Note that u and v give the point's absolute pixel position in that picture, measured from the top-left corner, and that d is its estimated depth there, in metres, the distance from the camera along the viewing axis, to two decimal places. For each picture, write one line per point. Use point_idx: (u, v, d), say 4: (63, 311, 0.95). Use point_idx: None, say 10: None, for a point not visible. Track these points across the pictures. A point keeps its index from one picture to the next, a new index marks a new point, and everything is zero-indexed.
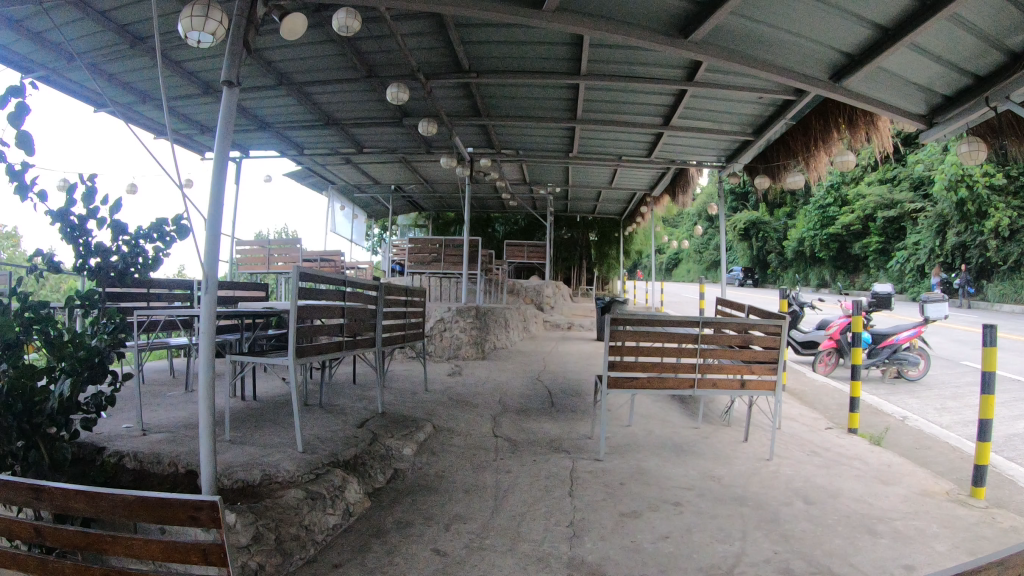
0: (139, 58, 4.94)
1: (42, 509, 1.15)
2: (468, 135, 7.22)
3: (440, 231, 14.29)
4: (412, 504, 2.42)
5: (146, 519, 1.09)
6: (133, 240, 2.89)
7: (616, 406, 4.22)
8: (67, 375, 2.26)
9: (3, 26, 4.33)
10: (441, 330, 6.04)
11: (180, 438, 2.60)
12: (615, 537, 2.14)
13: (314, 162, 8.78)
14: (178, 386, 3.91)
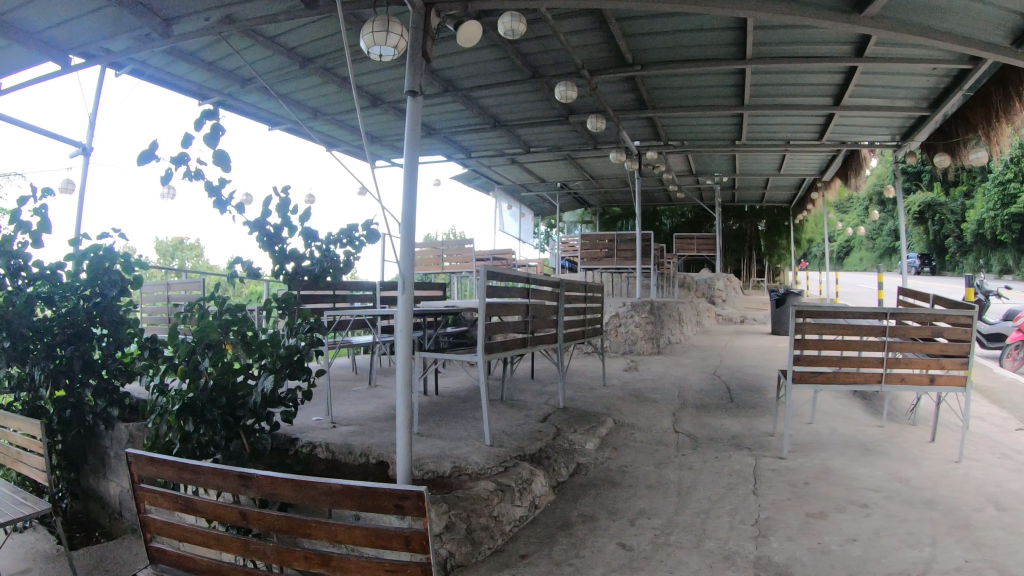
0: (312, 77, 5.25)
1: (250, 494, 1.28)
2: (635, 128, 7.17)
3: (606, 226, 14.27)
4: (596, 498, 2.43)
5: (350, 505, 1.18)
6: (326, 245, 2.75)
7: (798, 402, 4.05)
8: (267, 374, 2.36)
9: (180, 58, 4.72)
10: (616, 325, 6.10)
11: (370, 429, 2.74)
12: (800, 538, 2.05)
13: (482, 164, 9.01)
14: (368, 381, 4.12)
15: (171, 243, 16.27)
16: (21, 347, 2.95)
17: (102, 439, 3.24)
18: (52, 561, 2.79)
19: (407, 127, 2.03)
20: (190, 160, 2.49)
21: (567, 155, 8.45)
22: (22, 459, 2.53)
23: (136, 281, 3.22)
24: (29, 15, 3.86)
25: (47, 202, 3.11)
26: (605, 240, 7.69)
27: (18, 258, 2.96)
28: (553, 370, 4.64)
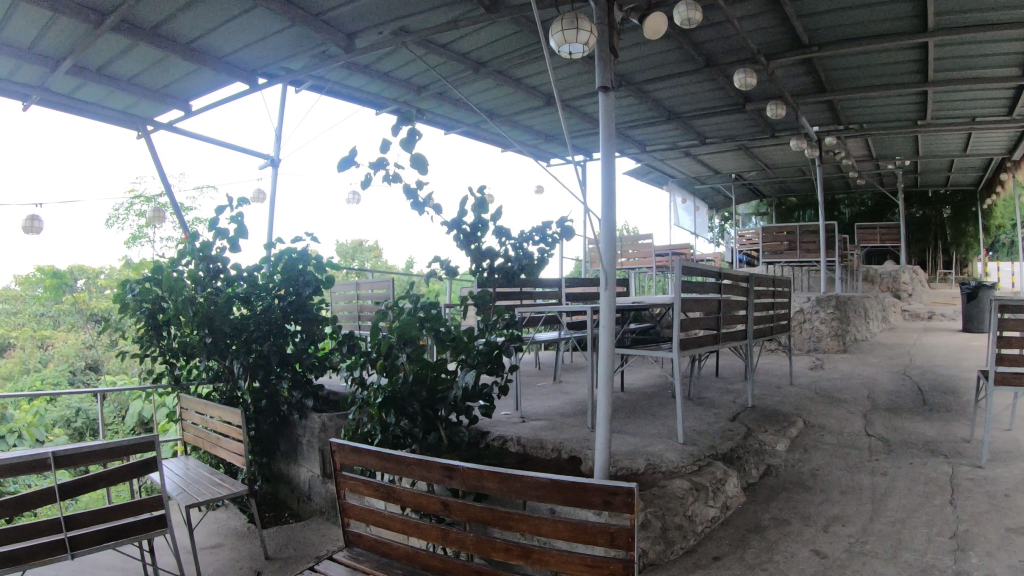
0: (477, 80, 5.38)
1: (455, 485, 1.32)
2: (813, 112, 6.86)
3: (781, 218, 13.72)
4: (788, 502, 2.34)
5: (557, 499, 1.18)
6: (518, 243, 2.89)
7: (1002, 405, 3.74)
8: (468, 366, 2.43)
9: (358, 71, 4.97)
10: (801, 322, 5.96)
11: (559, 425, 2.78)
12: (1003, 554, 1.89)
13: (654, 158, 8.91)
14: (553, 377, 4.17)
15: (349, 244, 17.09)
16: (222, 343, 3.26)
17: (294, 427, 3.43)
18: (240, 539, 3.00)
19: (602, 126, 2.01)
20: (389, 164, 2.47)
21: (740, 145, 8.21)
22: (221, 442, 2.77)
23: (326, 280, 3.47)
24: (226, 38, 4.18)
25: (243, 211, 3.38)
26: (786, 232, 7.44)
27: (215, 263, 3.26)
28: (736, 368, 4.52)
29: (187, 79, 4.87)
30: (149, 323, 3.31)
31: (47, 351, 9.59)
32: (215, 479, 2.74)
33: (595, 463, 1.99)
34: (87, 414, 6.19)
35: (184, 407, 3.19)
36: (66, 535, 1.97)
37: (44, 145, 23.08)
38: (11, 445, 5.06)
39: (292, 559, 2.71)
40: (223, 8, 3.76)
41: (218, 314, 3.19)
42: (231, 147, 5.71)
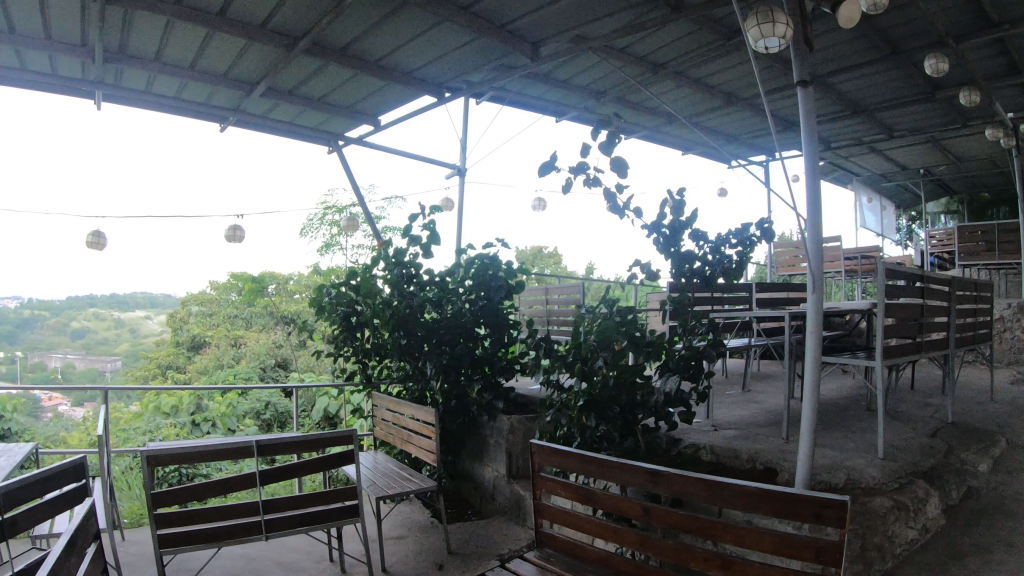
0: (649, 85, 5.33)
1: (658, 491, 1.39)
2: (1010, 96, 6.34)
3: (976, 215, 12.70)
4: (991, 528, 2.17)
5: (763, 509, 1.23)
6: (717, 247, 2.62)
7: None
8: (669, 372, 2.40)
9: (537, 79, 5.05)
10: (1000, 332, 5.55)
11: (752, 435, 2.72)
12: None
13: (834, 155, 8.53)
14: (738, 386, 4.06)
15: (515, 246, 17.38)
16: (416, 345, 3.58)
17: (481, 427, 3.51)
18: (423, 533, 3.14)
19: (802, 126, 1.94)
20: (590, 166, 2.46)
21: (928, 137, 7.69)
22: (411, 439, 2.99)
23: (516, 285, 3.51)
24: (410, 55, 4.36)
25: (435, 217, 3.65)
26: (981, 232, 7.10)
27: (409, 268, 3.61)
28: (935, 379, 4.23)
29: (370, 97, 5.12)
30: (342, 325, 3.80)
31: (242, 349, 10.84)
32: (404, 473, 2.93)
33: (797, 475, 1.99)
34: (274, 406, 6.59)
35: (378, 406, 3.46)
36: (264, 518, 2.18)
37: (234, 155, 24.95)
38: (208, 431, 5.53)
39: (474, 556, 2.80)
40: (411, 25, 3.92)
41: (411, 316, 3.53)
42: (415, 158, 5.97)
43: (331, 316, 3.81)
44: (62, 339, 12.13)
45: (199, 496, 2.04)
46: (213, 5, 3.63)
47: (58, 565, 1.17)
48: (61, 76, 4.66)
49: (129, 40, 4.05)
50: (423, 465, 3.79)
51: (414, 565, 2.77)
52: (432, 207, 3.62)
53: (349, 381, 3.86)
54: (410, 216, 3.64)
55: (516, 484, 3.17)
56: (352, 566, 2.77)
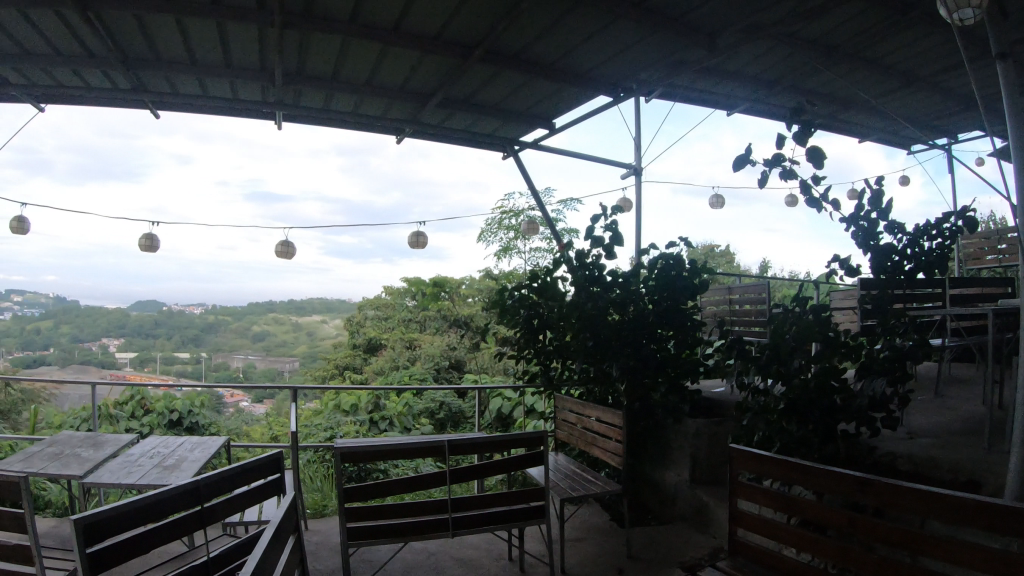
0: (824, 74, 5.11)
1: (875, 501, 1.63)
2: None
3: None
4: None
5: (974, 523, 1.42)
6: (916, 239, 2.74)
7: None
8: (873, 375, 2.52)
9: (703, 72, 4.94)
10: None
11: (954, 443, 2.57)
12: None
13: None
14: (929, 390, 3.82)
15: None
16: (604, 346, 3.65)
17: (666, 431, 3.65)
18: (602, 536, 3.34)
19: (1006, 105, 1.89)
20: (785, 158, 2.68)
21: None
22: (596, 441, 3.21)
23: (701, 285, 3.60)
24: (579, 59, 4.40)
25: (617, 219, 3.77)
26: None
27: (593, 269, 3.70)
28: None
29: (538, 104, 5.21)
30: (524, 327, 3.84)
31: (416, 350, 11.29)
32: (591, 475, 3.19)
33: (1005, 484, 1.84)
34: (448, 406, 6.78)
35: (560, 407, 3.70)
36: (450, 517, 2.46)
37: (397, 163, 25.87)
38: (385, 429, 5.79)
39: (655, 562, 2.94)
40: (580, 28, 3.95)
41: (596, 316, 3.61)
42: (586, 159, 6.01)
43: (514, 319, 3.86)
44: (246, 341, 13.03)
45: (390, 493, 2.34)
46: (388, 22, 3.81)
47: (266, 556, 1.25)
48: (246, 99, 5.01)
49: (311, 60, 4.31)
50: (604, 466, 3.97)
51: (595, 566, 2.95)
52: (614, 208, 3.75)
53: (531, 382, 3.95)
54: (592, 218, 3.77)
55: (699, 489, 3.30)
56: (530, 564, 2.94)
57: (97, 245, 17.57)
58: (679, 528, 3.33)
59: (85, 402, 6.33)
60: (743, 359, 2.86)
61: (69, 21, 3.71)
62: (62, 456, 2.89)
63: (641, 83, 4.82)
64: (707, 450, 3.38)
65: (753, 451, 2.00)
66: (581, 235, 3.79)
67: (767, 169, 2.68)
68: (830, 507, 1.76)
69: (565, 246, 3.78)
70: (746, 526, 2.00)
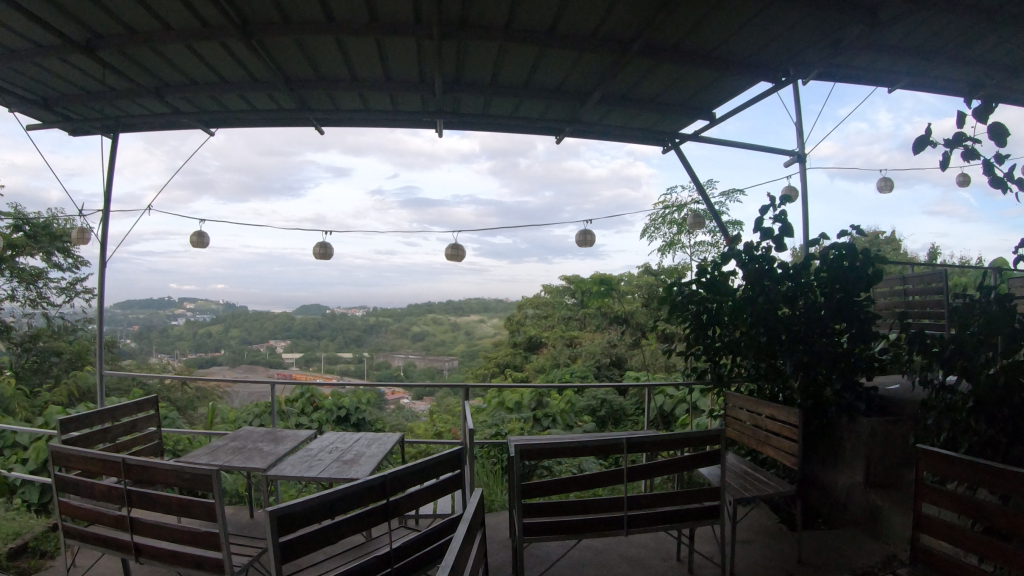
0: (1006, 44, 4.72)
1: None
2: None
3: None
4: None
5: None
6: None
7: None
8: None
9: (867, 50, 4.70)
10: None
11: None
12: None
13: None
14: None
15: None
16: (775, 342, 3.56)
17: (838, 430, 3.50)
18: (772, 539, 3.24)
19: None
20: (967, 137, 2.63)
21: None
22: (769, 440, 3.12)
23: (876, 275, 3.40)
24: (734, 45, 4.27)
25: (787, 208, 3.63)
26: None
27: (763, 263, 3.61)
28: None
29: (693, 95, 5.12)
30: (693, 323, 3.82)
31: (577, 348, 11.70)
32: (761, 475, 3.11)
33: None
34: (608, 403, 6.80)
35: (729, 404, 3.64)
36: (626, 514, 2.46)
37: (546, 163, 26.18)
38: (548, 427, 5.86)
39: (830, 569, 2.82)
40: (736, 13, 3.83)
41: (767, 311, 3.52)
42: (747, 147, 5.84)
43: (682, 315, 3.84)
44: (404, 340, 13.52)
45: (563, 489, 2.39)
46: (540, 25, 3.87)
47: (461, 550, 1.32)
48: (403, 110, 5.22)
49: (466, 68, 4.44)
50: (775, 466, 3.87)
51: (767, 569, 2.88)
52: (783, 197, 3.60)
53: (700, 379, 3.96)
54: (760, 209, 3.66)
55: (873, 493, 3.16)
56: (700, 565, 2.91)
57: (265, 254, 18.69)
58: (854, 534, 3.20)
59: (259, 400, 6.77)
60: (924, 354, 2.74)
61: (240, 46, 3.99)
62: (245, 449, 3.13)
63: (801, 66, 4.62)
64: (883, 452, 3.22)
65: (938, 451, 1.89)
66: (749, 227, 3.71)
67: (946, 149, 2.66)
68: (1018, 515, 1.64)
69: (734, 238, 3.72)
70: (928, 531, 1.90)
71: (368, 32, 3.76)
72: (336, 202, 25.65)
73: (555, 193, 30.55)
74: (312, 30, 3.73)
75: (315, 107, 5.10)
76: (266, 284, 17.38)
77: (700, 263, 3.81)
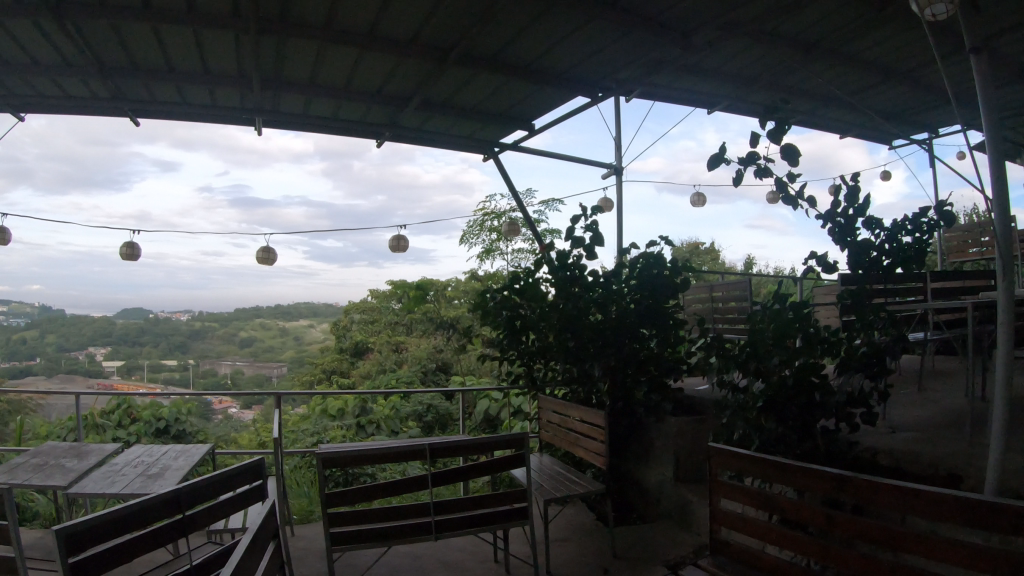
0: (803, 73, 5.13)
1: (843, 494, 1.65)
2: None
3: None
4: None
5: (960, 515, 1.40)
6: (892, 233, 2.77)
7: None
8: (851, 371, 2.56)
9: (683, 71, 4.99)
10: None
11: (931, 438, 2.80)
12: None
13: (1009, 126, 7.97)
14: (912, 384, 4.16)
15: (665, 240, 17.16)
16: (582, 348, 3.71)
17: (647, 429, 3.67)
18: (585, 536, 3.35)
19: (978, 92, 2.03)
20: (760, 157, 2.77)
21: None
22: (579, 441, 3.23)
23: (682, 284, 3.62)
24: (554, 59, 4.40)
25: (598, 219, 3.78)
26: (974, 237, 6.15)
27: (573, 270, 3.73)
28: None
29: (516, 106, 5.23)
30: (506, 329, 3.87)
31: (402, 353, 11.66)
32: (573, 476, 3.20)
33: (987, 480, 1.96)
34: (435, 408, 6.82)
35: (544, 408, 3.72)
36: (433, 519, 2.47)
37: (380, 167, 25.84)
38: (373, 433, 5.78)
39: (640, 562, 2.94)
40: (559, 28, 3.94)
41: (575, 317, 3.65)
42: (567, 159, 6.05)
43: (494, 321, 3.90)
44: (231, 346, 12.94)
45: (370, 496, 2.36)
46: (364, 26, 3.82)
47: (247, 554, 1.31)
48: (224, 105, 5.01)
49: (288, 66, 4.30)
50: (588, 466, 4.00)
51: (580, 566, 2.97)
52: (594, 208, 3.76)
53: (515, 383, 4.00)
54: (572, 218, 3.79)
55: (682, 489, 3.33)
56: (515, 566, 2.96)
57: (78, 255, 17.35)
58: (663, 526, 3.37)
59: (70, 412, 6.28)
60: (721, 357, 2.90)
61: (40, 28, 3.68)
62: (45, 466, 2.87)
63: (620, 83, 4.85)
64: (689, 449, 3.40)
65: (731, 449, 2.00)
66: (561, 235, 3.82)
67: (740, 167, 2.77)
68: (811, 505, 1.75)
69: (546, 245, 3.80)
70: (728, 524, 2.01)
71: (183, 22, 3.57)
72: (158, 200, 24.15)
73: (388, 196, 30.41)
74: (124, 16, 3.49)
75: (131, 98, 4.80)
76: (78, 285, 16.14)
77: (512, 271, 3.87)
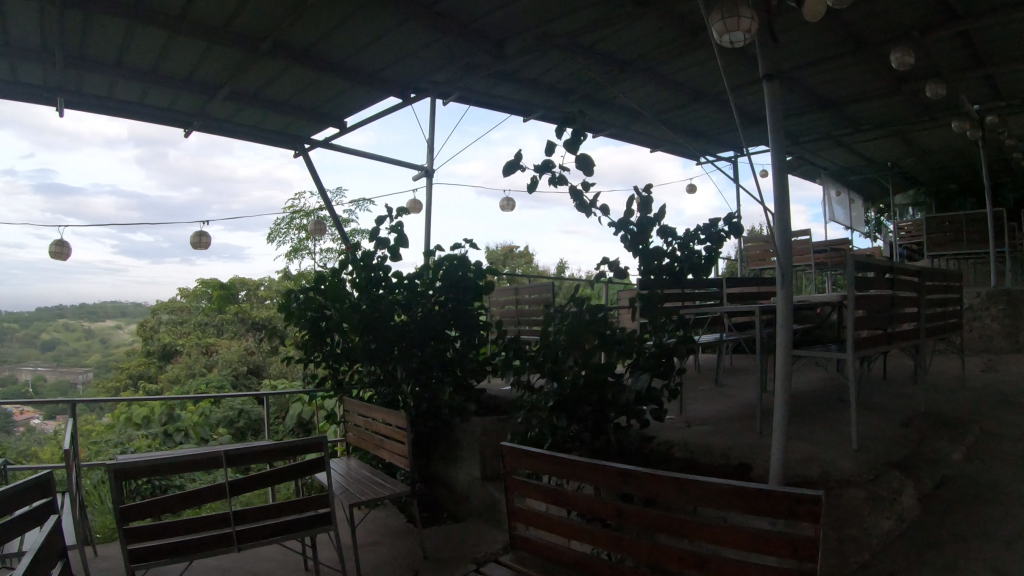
0: (619, 89, 5.39)
1: (630, 488, 1.72)
2: (970, 86, 6.45)
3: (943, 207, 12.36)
4: (969, 515, 2.45)
5: (738, 504, 1.50)
6: (683, 241, 2.96)
7: None
8: (639, 370, 2.75)
9: (504, 79, 5.10)
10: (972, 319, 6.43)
11: (723, 430, 3.03)
12: None
13: (804, 149, 8.75)
14: (708, 381, 4.47)
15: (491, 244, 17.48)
16: (385, 349, 3.70)
17: (452, 430, 3.70)
18: (395, 538, 3.33)
19: (767, 118, 2.20)
20: (554, 165, 2.89)
21: (894, 130, 7.93)
22: (383, 443, 3.20)
23: (483, 287, 3.80)
24: (371, 57, 4.35)
25: (402, 221, 3.80)
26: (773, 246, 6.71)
27: (378, 271, 3.75)
28: (904, 373, 4.58)
29: (329, 102, 5.16)
30: (310, 330, 3.85)
31: (213, 358, 11.17)
32: (379, 479, 3.17)
33: (772, 470, 2.16)
34: (249, 415, 6.59)
35: (349, 411, 3.68)
36: (235, 529, 2.38)
37: (197, 158, 24.64)
38: (181, 442, 5.49)
39: (449, 561, 2.97)
40: (379, 27, 3.91)
41: (380, 319, 3.66)
42: (381, 159, 6.03)
43: (299, 321, 3.86)
44: (30, 349, 11.89)
45: (167, 509, 2.23)
46: (176, 9, 3.62)
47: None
48: (20, 83, 4.59)
49: (94, 45, 4.01)
50: (396, 470, 3.99)
51: (390, 568, 2.95)
52: (399, 210, 3.78)
53: (320, 387, 3.95)
54: (378, 219, 3.78)
55: (489, 487, 3.39)
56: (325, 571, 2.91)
57: None
58: (473, 524, 3.42)
59: None
60: (515, 357, 2.98)
61: None
62: None
63: (439, 85, 4.88)
64: (494, 448, 3.46)
65: (524, 447, 2.03)
66: (366, 235, 3.82)
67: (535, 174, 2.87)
68: (603, 499, 1.82)
69: (350, 246, 3.81)
70: (528, 522, 2.05)
71: None
72: None
73: (205, 190, 29.06)
74: None
75: None
76: None
77: (315, 272, 3.87)
